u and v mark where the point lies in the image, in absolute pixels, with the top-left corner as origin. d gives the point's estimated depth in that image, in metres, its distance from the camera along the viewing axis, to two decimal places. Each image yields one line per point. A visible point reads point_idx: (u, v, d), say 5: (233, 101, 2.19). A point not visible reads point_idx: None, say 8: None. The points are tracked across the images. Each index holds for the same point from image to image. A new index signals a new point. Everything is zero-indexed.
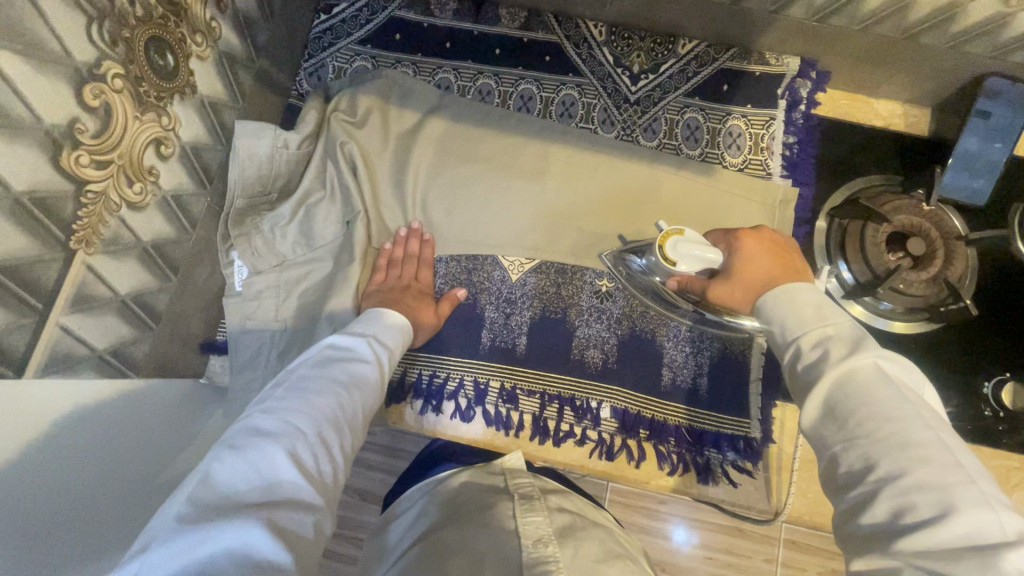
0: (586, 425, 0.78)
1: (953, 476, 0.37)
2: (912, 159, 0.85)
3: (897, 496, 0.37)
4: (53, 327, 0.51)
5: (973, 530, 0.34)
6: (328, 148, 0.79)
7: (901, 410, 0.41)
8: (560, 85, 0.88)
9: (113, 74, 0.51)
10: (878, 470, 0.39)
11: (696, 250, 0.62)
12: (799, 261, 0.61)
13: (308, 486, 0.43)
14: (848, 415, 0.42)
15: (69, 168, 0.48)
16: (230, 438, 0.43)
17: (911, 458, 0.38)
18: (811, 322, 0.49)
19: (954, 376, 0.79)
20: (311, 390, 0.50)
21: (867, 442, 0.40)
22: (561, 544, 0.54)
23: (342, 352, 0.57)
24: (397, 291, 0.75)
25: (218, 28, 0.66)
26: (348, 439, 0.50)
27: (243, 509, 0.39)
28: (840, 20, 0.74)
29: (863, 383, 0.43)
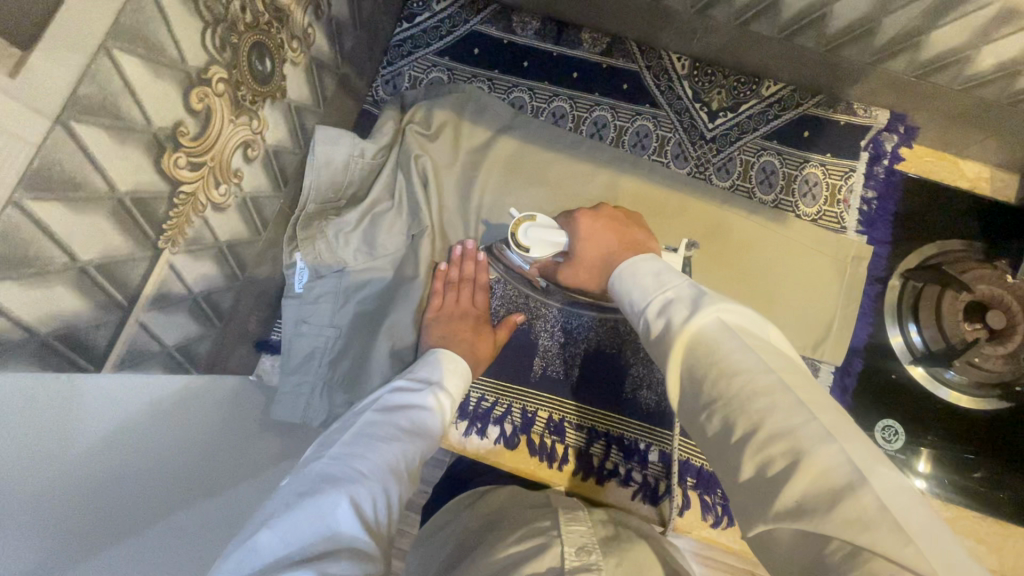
0: (633, 465, 0.76)
1: (800, 415, 0.34)
2: (996, 226, 0.81)
3: (756, 452, 0.34)
4: (133, 324, 0.52)
5: (823, 473, 0.32)
6: (401, 159, 0.79)
7: (746, 360, 0.37)
8: (634, 115, 0.86)
9: (217, 79, 0.51)
10: (736, 428, 0.36)
11: (544, 234, 0.66)
12: (639, 231, 0.67)
13: (365, 535, 0.44)
14: (703, 377, 0.39)
15: (168, 170, 0.48)
16: (298, 483, 0.45)
17: (762, 407, 0.35)
18: (652, 293, 0.48)
19: (1018, 460, 0.75)
20: (373, 440, 0.52)
21: (724, 400, 0.37)
22: (604, 554, 0.51)
23: (401, 402, 0.59)
24: (457, 318, 0.75)
25: (312, 34, 0.66)
26: (403, 490, 0.51)
27: (305, 556, 0.39)
28: (942, 79, 0.72)
29: (709, 344, 0.40)
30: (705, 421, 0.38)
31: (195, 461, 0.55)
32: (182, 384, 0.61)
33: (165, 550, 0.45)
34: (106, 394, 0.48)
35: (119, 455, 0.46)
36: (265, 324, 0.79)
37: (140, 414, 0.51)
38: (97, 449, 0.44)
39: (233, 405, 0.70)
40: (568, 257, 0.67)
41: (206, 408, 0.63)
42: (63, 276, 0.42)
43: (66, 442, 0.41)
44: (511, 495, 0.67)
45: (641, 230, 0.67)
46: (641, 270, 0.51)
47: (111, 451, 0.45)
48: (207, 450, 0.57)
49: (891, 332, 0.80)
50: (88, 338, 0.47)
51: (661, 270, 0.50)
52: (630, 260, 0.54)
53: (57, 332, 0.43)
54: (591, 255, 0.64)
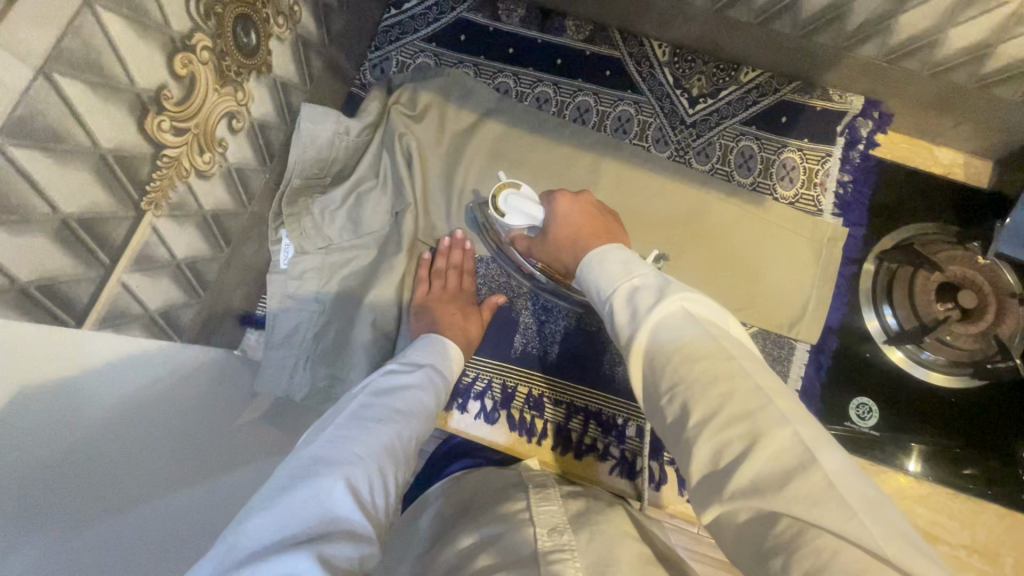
0: (610, 441, 0.77)
1: (757, 401, 0.38)
2: (969, 210, 0.83)
3: (716, 436, 0.37)
4: (115, 283, 0.53)
5: (777, 454, 0.35)
6: (386, 139, 0.80)
7: (709, 349, 0.41)
8: (617, 101, 0.88)
9: (201, 46, 0.52)
10: (697, 412, 0.38)
11: (521, 205, 0.70)
12: (614, 224, 0.67)
13: (360, 517, 0.44)
14: (665, 363, 0.42)
15: (152, 133, 0.50)
16: (292, 468, 0.45)
17: (722, 394, 0.38)
18: (618, 280, 0.49)
19: (992, 441, 0.76)
20: (367, 422, 0.52)
21: (688, 386, 0.40)
22: (576, 529, 0.52)
23: (396, 385, 0.59)
24: (443, 300, 0.77)
25: (298, 12, 0.67)
26: (399, 472, 0.52)
27: (299, 540, 0.40)
28: (912, 63, 0.74)
29: (676, 332, 0.43)
30: (669, 409, 0.40)
31: (177, 431, 0.56)
32: (163, 356, 0.62)
33: (164, 521, 0.48)
34: (90, 355, 0.50)
35: (98, 417, 0.47)
36: (250, 299, 0.80)
37: (128, 386, 0.52)
38: (76, 408, 0.45)
39: (219, 380, 0.71)
40: (540, 232, 0.69)
41: (192, 383, 0.64)
42: (44, 226, 0.43)
43: (46, 397, 0.42)
44: (489, 475, 0.69)
45: (616, 223, 0.68)
46: (610, 257, 0.52)
47: (89, 414, 0.46)
48: (187, 421, 0.59)
49: (866, 317, 0.81)
50: (69, 292, 0.48)
51: (629, 259, 0.51)
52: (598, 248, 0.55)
53: (38, 282, 0.44)
54: (560, 231, 0.65)
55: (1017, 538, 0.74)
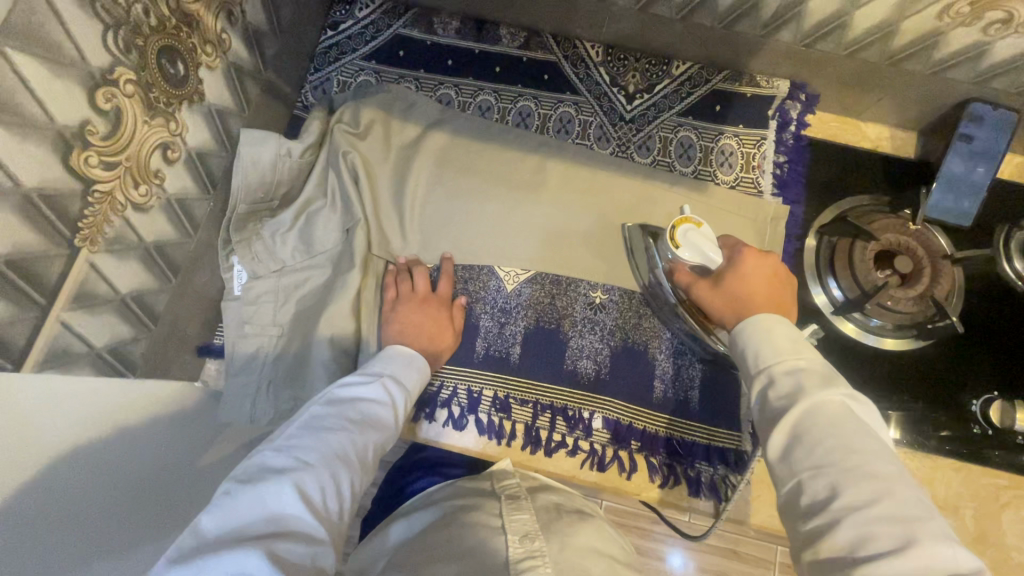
0: (578, 435, 0.78)
1: (917, 513, 0.41)
2: (899, 181, 0.87)
3: (859, 526, 0.41)
4: (54, 322, 0.52)
5: (928, 562, 0.38)
6: (331, 159, 0.81)
7: (868, 447, 0.45)
8: (557, 103, 0.91)
9: (125, 80, 0.53)
10: (844, 497, 0.42)
11: (701, 244, 0.67)
12: (789, 298, 0.65)
13: (310, 518, 0.46)
14: (815, 444, 0.46)
15: (78, 168, 0.50)
16: (241, 475, 0.47)
17: (877, 490, 0.42)
18: (785, 353, 0.53)
19: (942, 395, 0.79)
20: (323, 427, 0.54)
21: (834, 470, 0.44)
22: (547, 538, 0.53)
23: (356, 391, 0.60)
24: (414, 300, 0.77)
25: (228, 39, 0.68)
26: (356, 477, 0.53)
27: (246, 541, 0.42)
28: (828, 45, 0.78)
29: (835, 419, 0.46)
30: (809, 482, 0.45)
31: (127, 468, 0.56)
32: (117, 391, 0.61)
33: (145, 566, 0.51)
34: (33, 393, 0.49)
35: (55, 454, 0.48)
36: (206, 329, 0.79)
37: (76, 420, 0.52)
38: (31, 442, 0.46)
39: (180, 412, 0.71)
40: (712, 278, 0.67)
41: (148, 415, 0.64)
42: None
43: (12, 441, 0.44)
44: (464, 484, 0.68)
45: (790, 294, 0.66)
46: (777, 331, 0.55)
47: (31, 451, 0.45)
48: (148, 451, 0.59)
49: (813, 291, 0.84)
50: (4, 335, 0.48)
51: (797, 337, 0.54)
52: (765, 318, 0.57)
53: None
54: (733, 291, 0.64)
55: (975, 489, 0.77)
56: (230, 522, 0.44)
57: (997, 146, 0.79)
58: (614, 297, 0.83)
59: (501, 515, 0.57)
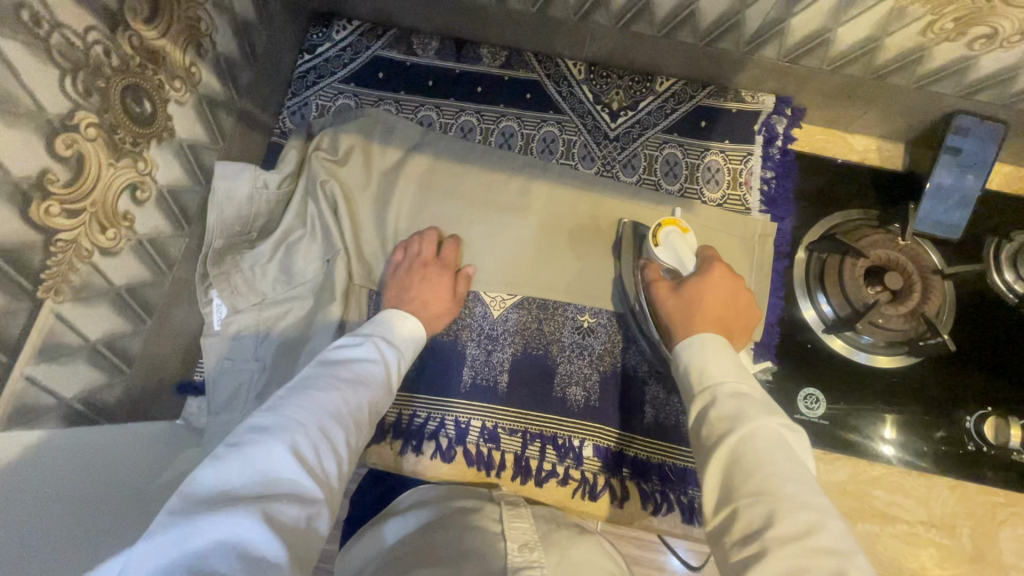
0: (569, 464, 0.77)
1: (843, 546, 0.40)
2: (888, 193, 0.86)
3: (790, 558, 0.39)
4: (18, 378, 0.51)
5: None
6: (310, 188, 0.79)
7: (801, 478, 0.44)
8: (540, 122, 0.89)
9: (86, 124, 0.51)
10: (778, 526, 0.41)
11: (677, 248, 0.71)
12: (738, 325, 0.66)
13: (307, 476, 0.46)
14: (750, 472, 0.45)
15: (39, 219, 0.48)
16: (233, 436, 0.46)
17: (807, 522, 0.41)
18: (730, 376, 0.53)
19: (937, 411, 0.78)
20: (313, 390, 0.54)
21: (772, 499, 0.42)
22: (545, 550, 0.54)
23: (345, 357, 0.60)
24: (418, 267, 0.76)
25: (198, 73, 0.66)
26: (351, 437, 0.53)
27: (242, 499, 0.41)
28: (812, 61, 0.77)
29: (771, 446, 0.46)
30: (745, 510, 0.43)
31: (89, 492, 0.54)
32: (85, 439, 0.58)
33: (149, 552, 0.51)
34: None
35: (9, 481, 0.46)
36: (185, 367, 0.77)
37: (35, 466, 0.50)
38: None
39: (154, 445, 0.68)
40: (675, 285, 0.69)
41: (119, 457, 0.61)
42: None
43: None
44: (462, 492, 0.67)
45: (742, 324, 0.67)
46: (714, 350, 0.55)
47: None
48: (116, 493, 0.57)
49: (802, 307, 0.83)
50: None
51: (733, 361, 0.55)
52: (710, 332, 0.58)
53: None
54: (689, 302, 0.65)
55: (970, 507, 0.76)
56: (225, 481, 0.43)
57: (985, 157, 0.78)
58: (602, 320, 0.81)
59: (502, 520, 0.58)
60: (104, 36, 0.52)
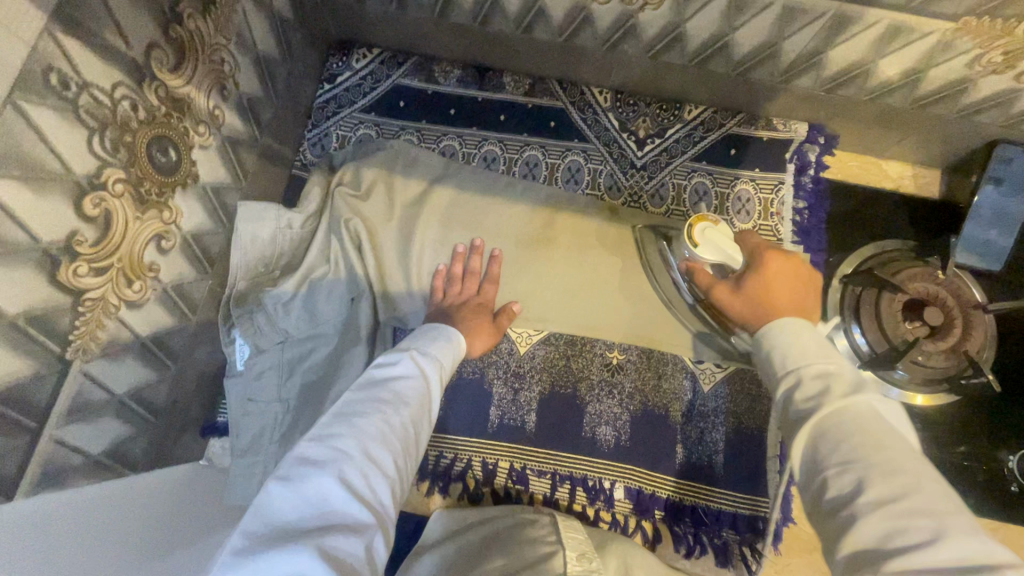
0: (599, 507, 0.75)
1: (946, 505, 0.36)
2: (923, 223, 0.84)
3: (889, 519, 0.36)
4: (48, 442, 0.49)
5: (961, 556, 0.33)
6: (333, 225, 0.78)
7: (894, 436, 0.40)
8: (565, 151, 0.87)
9: (113, 181, 0.49)
10: (874, 490, 0.37)
11: (720, 243, 0.65)
12: (813, 299, 0.60)
13: (359, 506, 0.43)
14: (842, 436, 0.41)
15: (67, 282, 0.47)
16: (278, 469, 0.44)
17: (905, 484, 0.37)
18: (812, 356, 0.48)
19: (977, 451, 0.75)
20: (357, 411, 0.50)
21: (864, 464, 0.38)
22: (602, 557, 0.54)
23: (386, 370, 0.56)
24: (454, 307, 0.75)
25: (221, 114, 0.65)
26: (400, 459, 0.49)
27: (296, 536, 0.39)
28: (849, 91, 0.74)
29: (862, 416, 0.41)
30: (834, 476, 0.39)
31: (103, 526, 0.52)
32: (105, 493, 0.57)
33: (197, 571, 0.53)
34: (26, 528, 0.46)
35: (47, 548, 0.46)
36: (209, 407, 0.76)
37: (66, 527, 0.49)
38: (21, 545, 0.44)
39: (176, 491, 0.67)
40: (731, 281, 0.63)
41: (146, 503, 0.60)
42: None
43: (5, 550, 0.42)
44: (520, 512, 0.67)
45: (814, 298, 0.61)
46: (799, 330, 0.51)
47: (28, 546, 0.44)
48: (129, 527, 0.55)
49: (835, 337, 0.78)
50: None
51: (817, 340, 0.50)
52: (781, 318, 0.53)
53: None
54: (753, 293, 0.59)
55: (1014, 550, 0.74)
56: (278, 517, 0.41)
57: None
58: (631, 357, 0.80)
59: (549, 536, 0.57)
60: (131, 90, 0.50)
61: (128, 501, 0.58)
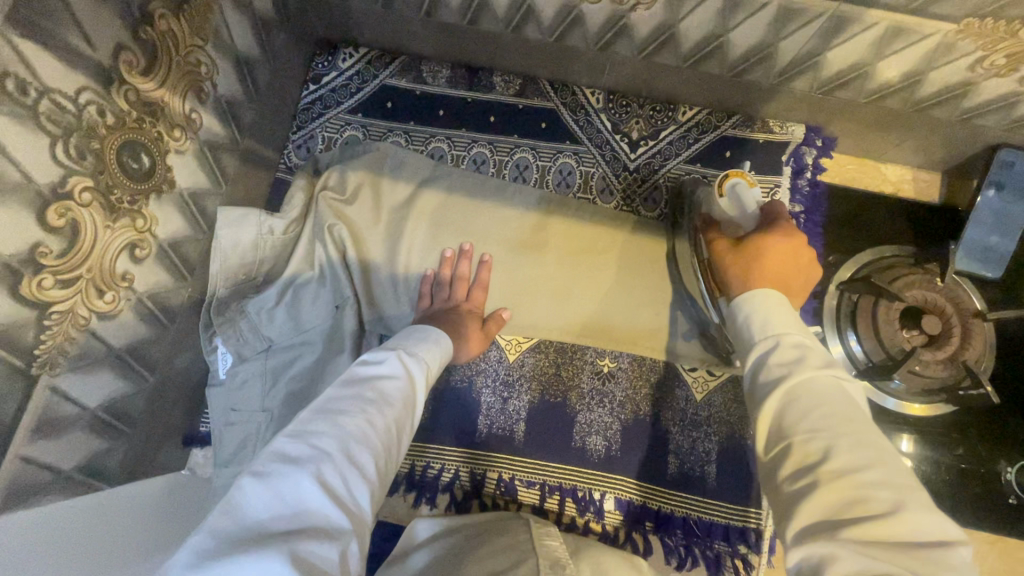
0: (590, 518, 0.73)
1: (904, 481, 0.38)
2: (924, 228, 0.82)
3: (855, 489, 0.37)
4: (14, 459, 0.48)
5: (918, 529, 0.35)
6: (317, 229, 0.76)
7: (859, 416, 0.42)
8: (556, 153, 0.85)
9: (80, 189, 0.48)
10: (838, 459, 0.39)
11: (744, 200, 0.64)
12: (803, 280, 0.58)
13: (335, 509, 0.41)
14: (810, 410, 0.42)
15: (31, 295, 0.45)
16: (253, 462, 0.41)
17: (870, 455, 0.39)
18: (789, 328, 0.49)
19: (974, 463, 0.74)
20: (339, 409, 0.48)
21: (831, 433, 0.40)
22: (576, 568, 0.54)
23: (371, 369, 0.54)
24: (441, 312, 0.74)
25: (199, 117, 0.63)
26: (380, 461, 0.47)
27: (268, 537, 0.37)
28: (848, 93, 0.72)
29: (830, 393, 0.43)
30: (802, 444, 0.41)
31: (82, 532, 0.52)
32: (88, 502, 0.57)
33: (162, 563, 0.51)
34: None
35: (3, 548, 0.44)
36: (190, 416, 0.75)
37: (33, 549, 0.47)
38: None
39: (157, 495, 0.66)
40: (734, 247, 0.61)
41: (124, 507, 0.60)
42: None
43: None
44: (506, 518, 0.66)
45: (805, 280, 0.59)
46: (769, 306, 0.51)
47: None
48: (109, 532, 0.54)
49: (830, 344, 0.78)
50: None
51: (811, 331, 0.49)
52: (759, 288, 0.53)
53: None
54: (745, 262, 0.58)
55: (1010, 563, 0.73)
56: (249, 516, 0.38)
57: None
58: (622, 365, 0.78)
59: (530, 540, 0.57)
60: (98, 94, 0.49)
61: (112, 510, 0.58)
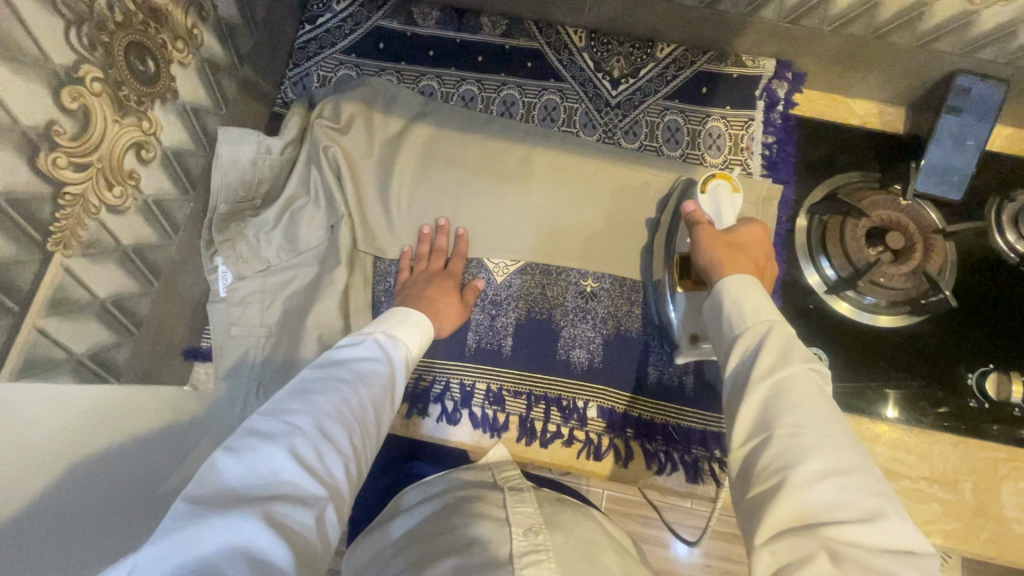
0: (573, 425, 0.78)
1: (877, 484, 0.40)
2: (889, 158, 0.87)
3: (831, 490, 0.39)
4: (31, 329, 0.51)
5: (886, 531, 0.38)
6: (313, 154, 0.79)
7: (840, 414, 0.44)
8: (541, 90, 0.89)
9: (91, 78, 0.51)
10: (818, 462, 0.40)
11: (722, 204, 0.68)
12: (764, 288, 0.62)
13: (309, 481, 0.42)
14: (796, 407, 0.43)
15: (47, 170, 0.49)
16: (226, 439, 0.43)
17: (847, 459, 0.41)
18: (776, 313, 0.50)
19: (939, 371, 0.78)
20: (314, 390, 0.49)
21: (816, 434, 0.42)
22: (549, 532, 0.53)
23: (349, 351, 0.56)
24: (423, 282, 0.77)
25: (199, 35, 0.67)
26: (357, 437, 0.49)
27: (240, 504, 0.39)
28: (812, 21, 0.77)
29: (815, 392, 0.44)
30: (785, 439, 0.42)
31: (93, 433, 0.54)
32: (97, 398, 0.58)
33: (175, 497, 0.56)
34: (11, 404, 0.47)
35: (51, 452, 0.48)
36: (193, 332, 0.78)
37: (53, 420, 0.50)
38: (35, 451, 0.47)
39: (157, 413, 0.66)
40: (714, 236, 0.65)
41: (118, 428, 0.58)
42: None
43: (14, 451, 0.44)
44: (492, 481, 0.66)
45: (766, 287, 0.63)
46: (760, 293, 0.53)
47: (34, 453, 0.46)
48: (116, 439, 0.56)
49: (807, 272, 0.82)
50: None
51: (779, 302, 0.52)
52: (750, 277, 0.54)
53: None
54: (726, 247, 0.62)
55: (973, 464, 0.76)
56: (222, 487, 0.40)
57: (985, 119, 0.78)
58: (605, 284, 0.82)
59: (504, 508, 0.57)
60: None
61: (118, 412, 0.60)
